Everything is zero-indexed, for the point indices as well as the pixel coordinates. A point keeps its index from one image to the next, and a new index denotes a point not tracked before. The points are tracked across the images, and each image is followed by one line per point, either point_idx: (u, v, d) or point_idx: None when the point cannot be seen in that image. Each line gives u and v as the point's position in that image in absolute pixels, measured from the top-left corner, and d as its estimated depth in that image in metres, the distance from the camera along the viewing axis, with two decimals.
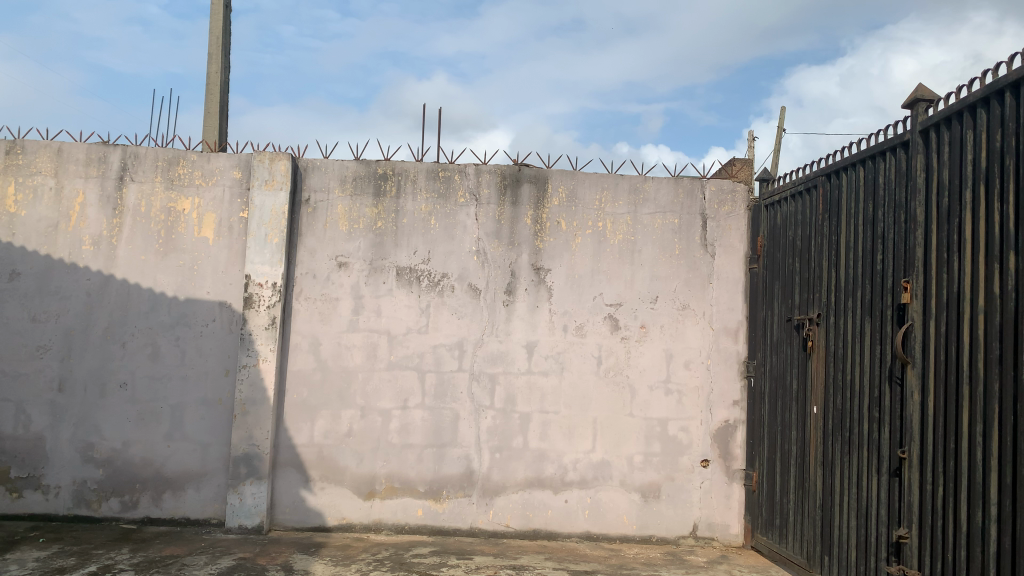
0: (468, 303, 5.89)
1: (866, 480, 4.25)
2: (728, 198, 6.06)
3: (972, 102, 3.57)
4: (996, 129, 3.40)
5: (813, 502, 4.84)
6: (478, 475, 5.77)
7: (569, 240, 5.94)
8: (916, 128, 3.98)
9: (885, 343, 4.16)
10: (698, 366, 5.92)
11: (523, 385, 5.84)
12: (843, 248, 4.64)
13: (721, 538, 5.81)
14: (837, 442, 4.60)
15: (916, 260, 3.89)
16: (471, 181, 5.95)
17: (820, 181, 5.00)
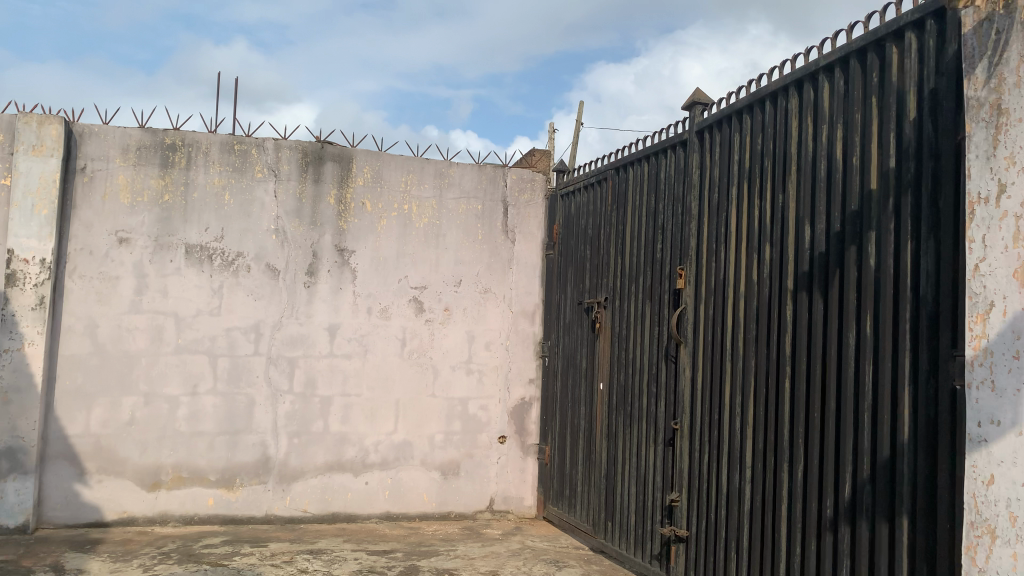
0: (266, 284, 5.68)
1: (644, 450, 4.62)
2: (528, 187, 6.30)
3: (738, 108, 3.97)
4: (758, 133, 3.81)
5: (598, 473, 5.18)
6: (274, 461, 5.61)
7: (373, 222, 5.90)
8: (692, 129, 4.36)
9: (662, 324, 4.53)
10: (498, 347, 6.12)
11: (324, 368, 5.75)
12: (629, 236, 4.99)
13: (515, 511, 6.08)
14: (619, 416, 4.97)
15: (690, 250, 4.28)
16: (269, 156, 5.73)
17: (609, 174, 5.33)
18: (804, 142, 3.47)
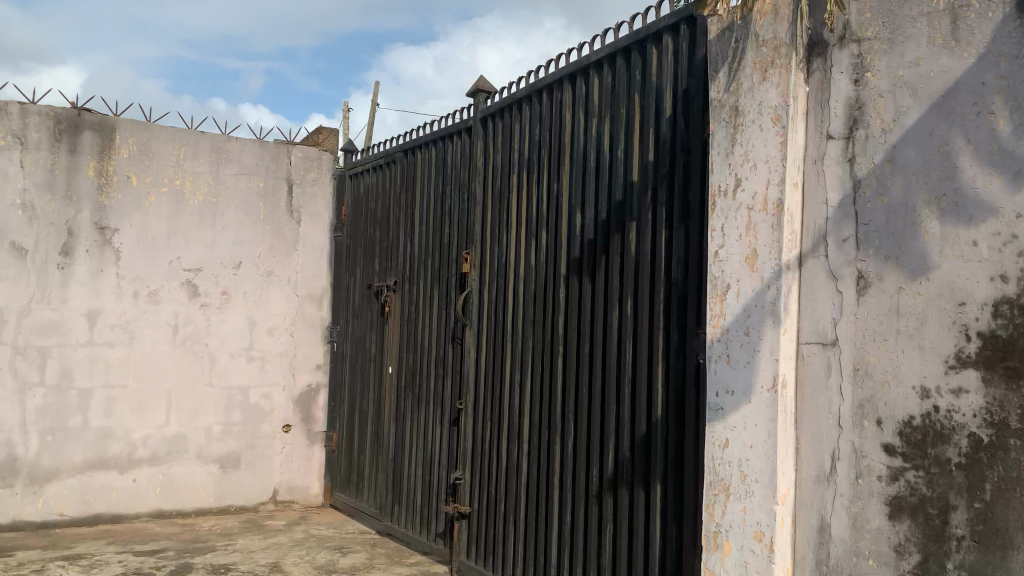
0: (10, 265, 5.07)
1: (430, 432, 4.68)
2: (314, 166, 6.12)
3: (519, 97, 4.10)
4: (537, 122, 3.97)
5: (385, 456, 5.18)
6: (23, 462, 5.06)
7: (140, 198, 5.46)
8: (476, 115, 4.44)
9: (448, 307, 4.60)
10: (282, 333, 5.92)
11: (83, 357, 5.25)
12: (417, 219, 5.01)
13: (300, 500, 5.93)
14: (406, 398, 4.99)
15: (474, 234, 4.37)
16: (13, 121, 5.11)
17: (397, 156, 5.31)
18: (577, 133, 3.66)
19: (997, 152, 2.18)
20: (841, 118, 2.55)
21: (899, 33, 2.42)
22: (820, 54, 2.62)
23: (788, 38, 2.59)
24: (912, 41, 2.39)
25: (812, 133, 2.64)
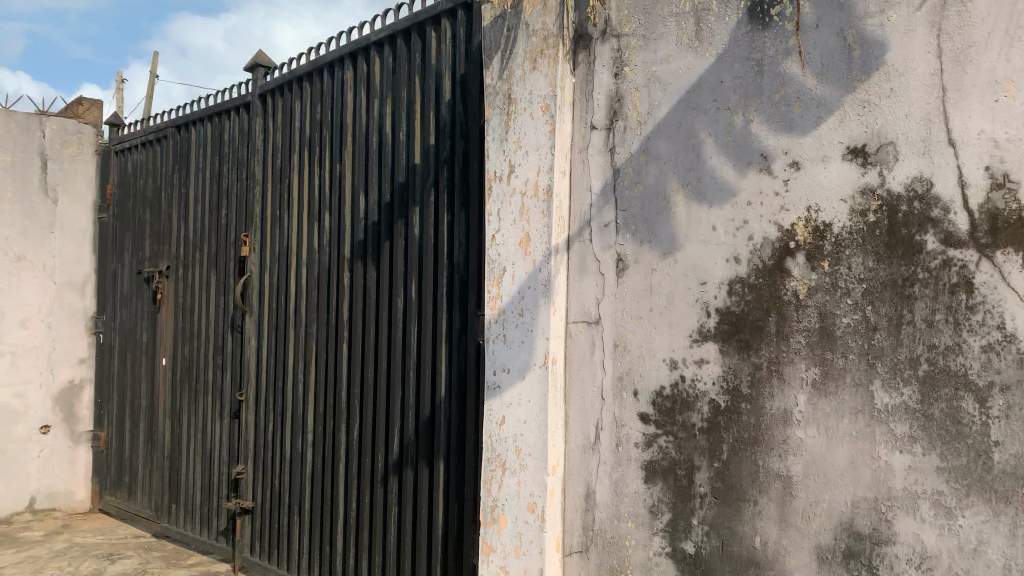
0: None
1: (209, 425, 4.44)
2: (73, 140, 5.57)
3: (299, 74, 3.96)
4: (318, 101, 3.85)
5: (160, 454, 4.84)
6: None
7: None
8: (255, 91, 4.24)
9: (227, 293, 4.37)
10: (37, 324, 5.32)
11: None
12: (192, 200, 4.70)
13: (63, 507, 5.41)
14: (182, 391, 4.69)
15: (255, 216, 4.18)
16: None
17: (169, 132, 4.96)
18: (359, 114, 3.60)
19: (732, 146, 2.41)
20: (604, 109, 2.70)
21: (652, 31, 2.60)
22: (585, 47, 2.76)
23: (556, 29, 2.71)
24: (663, 40, 2.57)
25: (578, 122, 2.77)
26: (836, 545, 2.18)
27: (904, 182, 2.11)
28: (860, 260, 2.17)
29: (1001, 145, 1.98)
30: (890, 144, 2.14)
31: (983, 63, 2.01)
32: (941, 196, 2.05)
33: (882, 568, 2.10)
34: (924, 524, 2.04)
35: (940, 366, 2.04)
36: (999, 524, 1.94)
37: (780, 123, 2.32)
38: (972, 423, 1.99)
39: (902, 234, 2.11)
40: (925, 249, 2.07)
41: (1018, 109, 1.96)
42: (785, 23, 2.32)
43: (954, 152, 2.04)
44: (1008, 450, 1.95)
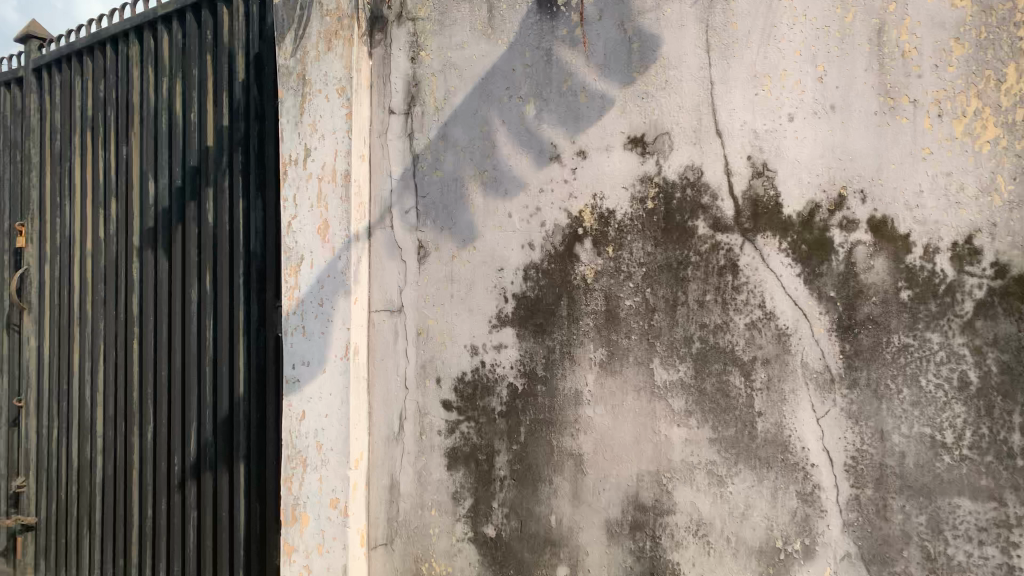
0: None
1: None
2: None
3: (78, 48, 3.62)
4: (101, 79, 3.54)
5: None
6: None
7: None
8: (28, 65, 3.83)
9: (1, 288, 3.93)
10: None
11: None
12: None
13: None
14: None
15: (31, 204, 3.79)
16: None
17: None
18: (147, 94, 3.35)
19: (524, 134, 2.43)
20: (401, 93, 2.65)
21: (447, 16, 2.58)
22: (381, 30, 2.70)
23: (350, 9, 2.62)
24: (457, 25, 2.56)
25: (376, 106, 2.70)
26: (623, 518, 2.26)
27: (678, 170, 2.22)
28: (640, 245, 2.26)
29: (760, 136, 2.13)
30: (666, 134, 2.23)
31: (744, 58, 2.15)
32: (711, 183, 2.18)
33: (664, 537, 2.21)
34: (699, 493, 2.16)
35: (710, 343, 2.16)
36: (763, 488, 2.09)
37: (567, 113, 2.37)
38: (737, 395, 2.13)
39: (677, 220, 2.21)
40: (696, 234, 2.19)
41: (774, 103, 2.11)
42: (571, 13, 2.37)
43: (721, 142, 2.17)
44: (769, 419, 2.09)
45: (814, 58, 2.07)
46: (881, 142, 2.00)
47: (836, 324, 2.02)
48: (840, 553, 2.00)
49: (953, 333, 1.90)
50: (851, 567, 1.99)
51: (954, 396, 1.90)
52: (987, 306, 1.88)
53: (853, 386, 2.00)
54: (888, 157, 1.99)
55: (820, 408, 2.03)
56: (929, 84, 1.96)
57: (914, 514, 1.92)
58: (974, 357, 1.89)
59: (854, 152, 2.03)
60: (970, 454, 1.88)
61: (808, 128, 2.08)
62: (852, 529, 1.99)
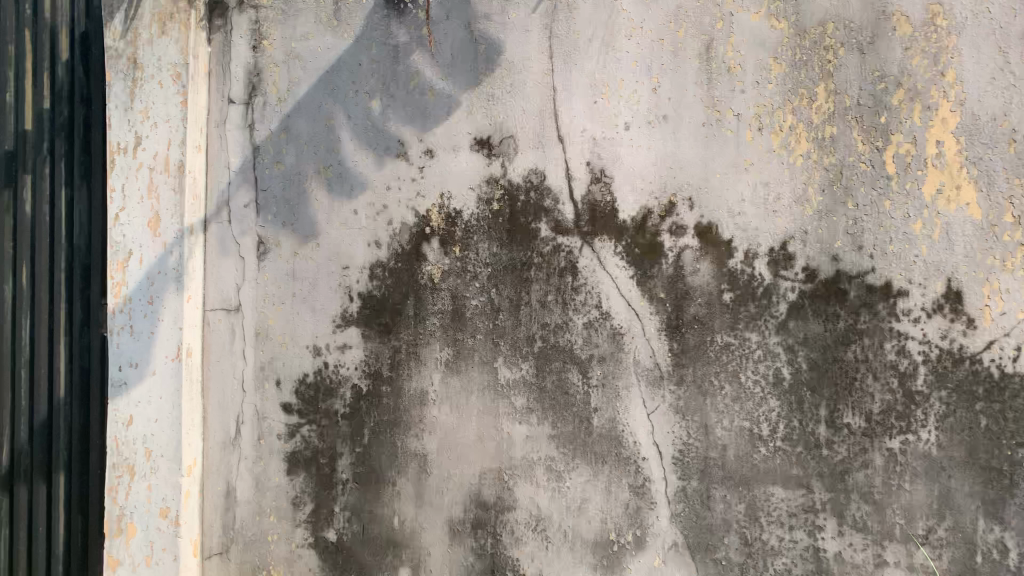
0: None
1: None
2: None
3: None
4: None
5: None
6: None
7: None
8: None
9: None
10: None
11: None
12: None
13: None
14: None
15: None
16: None
17: None
18: None
19: (370, 130, 2.40)
20: (241, 83, 2.54)
21: (290, 6, 2.49)
22: (220, 15, 2.56)
23: None
24: (301, 16, 2.48)
25: (214, 94, 2.56)
26: (466, 516, 2.28)
27: (522, 173, 2.25)
28: (485, 246, 2.28)
29: (598, 142, 2.19)
30: (511, 136, 2.27)
31: (584, 66, 2.21)
32: (552, 186, 2.23)
33: (505, 534, 2.24)
34: (538, 489, 2.21)
35: (551, 343, 2.21)
36: (598, 482, 2.16)
37: (414, 111, 2.36)
38: (576, 393, 2.18)
39: (520, 222, 2.25)
40: (539, 236, 2.23)
41: (612, 110, 2.19)
42: (418, 11, 2.35)
43: (562, 147, 2.22)
44: (604, 415, 2.16)
45: (649, 69, 2.16)
46: (708, 152, 2.10)
47: (666, 324, 2.12)
48: (668, 542, 2.09)
49: (769, 333, 2.03)
50: (678, 555, 2.08)
51: (769, 392, 2.03)
52: (799, 308, 2.00)
53: (681, 382, 2.10)
54: (714, 167, 2.10)
55: (651, 404, 2.12)
56: (751, 99, 2.07)
57: (734, 503, 2.04)
58: (787, 355, 2.02)
59: (684, 160, 2.12)
60: (783, 445, 2.01)
61: (643, 136, 2.16)
62: (678, 519, 2.09)
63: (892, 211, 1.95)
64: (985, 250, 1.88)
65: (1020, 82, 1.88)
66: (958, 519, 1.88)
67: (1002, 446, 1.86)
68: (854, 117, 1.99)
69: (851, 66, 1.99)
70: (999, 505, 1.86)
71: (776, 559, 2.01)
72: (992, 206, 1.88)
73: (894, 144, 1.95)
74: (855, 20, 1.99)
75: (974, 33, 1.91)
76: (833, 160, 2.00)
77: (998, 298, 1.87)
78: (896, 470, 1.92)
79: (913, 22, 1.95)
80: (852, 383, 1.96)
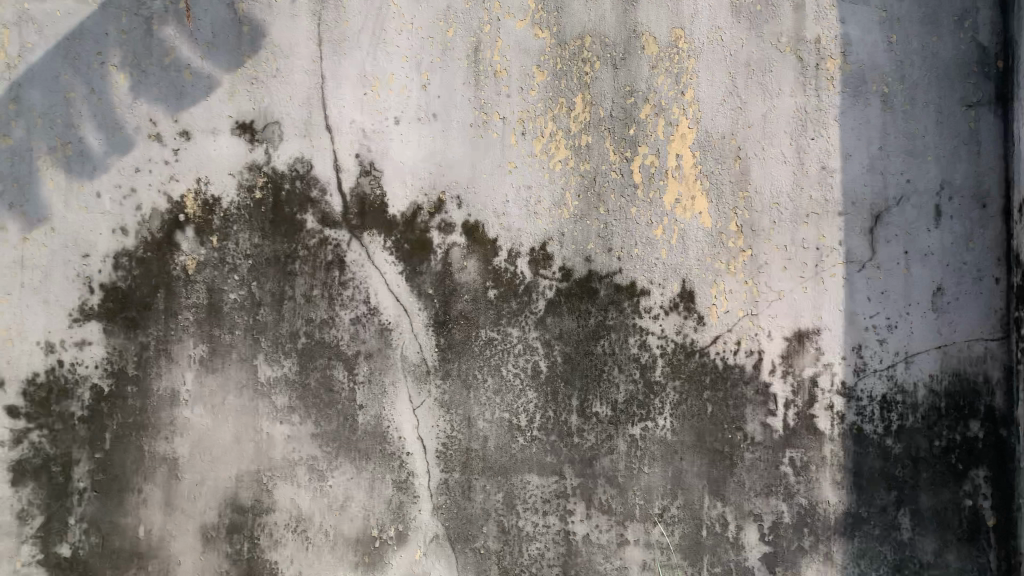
0: None
1: None
2: None
3: None
4: None
5: None
6: None
7: None
8: None
9: None
10: None
11: None
12: None
13: None
14: None
15: None
16: None
17: None
18: None
19: (118, 107, 2.20)
20: None
21: None
22: None
23: None
24: None
25: None
26: (220, 521, 2.16)
27: (287, 162, 2.18)
28: (246, 237, 2.18)
29: (368, 135, 2.17)
30: (275, 123, 2.19)
31: (354, 57, 2.17)
32: (320, 177, 2.18)
33: (262, 537, 2.16)
34: (299, 489, 2.15)
35: (316, 338, 2.16)
36: (361, 479, 2.13)
37: (169, 89, 2.19)
38: (341, 389, 2.15)
39: (285, 212, 2.17)
40: (305, 228, 2.17)
41: (381, 104, 2.17)
42: None
43: (331, 138, 2.18)
44: (369, 412, 2.13)
45: (419, 66, 2.16)
46: (475, 152, 2.14)
47: (432, 320, 2.13)
48: (429, 535, 2.11)
49: (529, 328, 2.09)
50: (438, 547, 2.10)
51: (528, 383, 2.08)
52: (556, 305, 2.09)
53: (446, 377, 2.12)
54: (480, 167, 2.13)
55: (417, 399, 2.12)
56: (515, 104, 2.13)
57: (493, 493, 2.08)
58: (544, 348, 2.09)
59: (452, 159, 2.15)
60: (538, 434, 2.07)
61: (412, 132, 2.16)
62: (440, 511, 2.11)
63: (638, 218, 2.07)
64: (712, 255, 2.03)
65: (746, 106, 2.03)
66: (688, 498, 2.01)
67: (726, 430, 2.00)
68: (607, 129, 2.09)
69: (605, 79, 2.09)
70: (721, 483, 1.99)
71: (530, 544, 2.07)
72: (721, 216, 2.03)
73: (640, 156, 2.07)
74: (609, 35, 2.09)
75: (710, 58, 2.05)
76: (587, 167, 2.09)
77: (723, 297, 2.02)
78: (637, 455, 2.03)
79: (659, 44, 2.07)
80: (601, 374, 2.06)
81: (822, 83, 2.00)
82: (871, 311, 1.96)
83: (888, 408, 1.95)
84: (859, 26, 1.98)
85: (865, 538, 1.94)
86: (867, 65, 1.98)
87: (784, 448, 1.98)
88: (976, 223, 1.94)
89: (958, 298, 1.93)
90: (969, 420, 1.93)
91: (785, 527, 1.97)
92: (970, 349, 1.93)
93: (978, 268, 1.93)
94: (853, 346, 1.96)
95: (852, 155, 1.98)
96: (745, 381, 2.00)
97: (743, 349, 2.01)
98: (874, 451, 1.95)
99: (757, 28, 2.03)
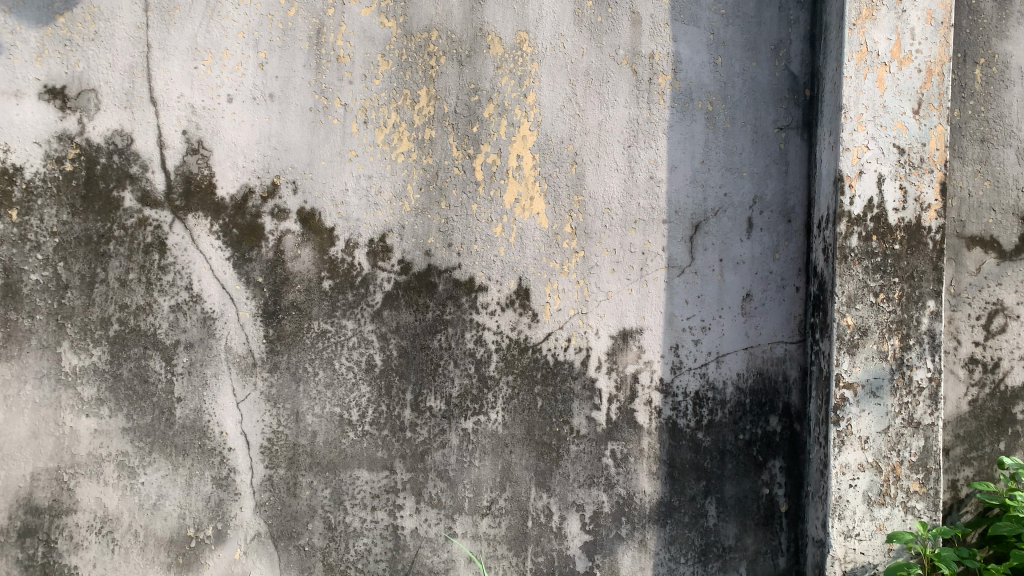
0: None
1: None
2: None
3: None
4: None
5: None
6: None
7: None
8: None
9: None
10: None
11: None
12: None
13: None
14: None
15: None
16: None
17: None
18: None
19: None
20: None
21: None
22: None
23: None
24: None
25: None
26: (10, 524, 1.98)
27: (103, 134, 2.03)
28: (52, 212, 2.02)
29: (197, 112, 2.05)
30: (90, 91, 2.04)
31: (185, 29, 2.06)
32: (140, 153, 2.04)
33: (60, 540, 1.99)
34: (105, 487, 2.00)
35: (129, 326, 2.02)
36: (177, 476, 2.01)
37: None
38: (157, 380, 2.02)
39: (99, 188, 2.02)
40: (122, 206, 2.03)
41: (214, 81, 2.06)
42: None
43: (155, 111, 2.05)
44: (188, 405, 2.02)
45: (256, 44, 2.07)
46: (314, 138, 2.07)
47: (261, 310, 2.04)
48: (250, 534, 2.01)
49: (364, 321, 2.06)
50: (260, 545, 2.01)
51: (361, 377, 2.05)
52: (393, 298, 2.07)
53: (274, 369, 2.04)
54: (319, 154, 2.07)
55: (241, 391, 2.03)
56: (359, 92, 2.08)
57: (320, 489, 2.03)
58: (379, 342, 2.06)
59: (289, 143, 2.07)
60: (370, 429, 2.04)
61: (245, 112, 2.06)
62: (263, 509, 2.02)
63: (478, 215, 2.09)
64: (548, 255, 2.09)
65: (584, 113, 2.11)
66: (516, 490, 2.05)
67: (553, 423, 2.07)
68: (451, 124, 2.09)
69: (449, 75, 2.09)
70: (547, 475, 2.06)
71: (357, 540, 2.03)
72: (557, 218, 2.10)
73: (482, 154, 2.09)
74: (455, 32, 2.10)
75: (552, 63, 2.11)
76: (430, 162, 2.09)
77: (556, 296, 2.09)
78: (468, 448, 2.05)
79: (504, 45, 2.10)
80: (436, 368, 2.06)
81: (654, 97, 2.11)
82: (689, 313, 2.10)
83: (700, 403, 2.09)
84: (688, 45, 2.12)
85: (675, 526, 2.07)
86: (694, 83, 2.11)
87: (606, 441, 2.07)
88: (782, 236, 2.12)
89: (764, 304, 2.11)
90: (769, 416, 2.09)
91: (604, 516, 2.06)
92: (772, 351, 2.10)
93: (781, 278, 2.11)
94: (671, 346, 2.09)
95: (678, 167, 2.11)
96: (573, 377, 2.08)
97: (573, 346, 2.08)
98: (686, 444, 2.08)
99: (597, 39, 2.11)
